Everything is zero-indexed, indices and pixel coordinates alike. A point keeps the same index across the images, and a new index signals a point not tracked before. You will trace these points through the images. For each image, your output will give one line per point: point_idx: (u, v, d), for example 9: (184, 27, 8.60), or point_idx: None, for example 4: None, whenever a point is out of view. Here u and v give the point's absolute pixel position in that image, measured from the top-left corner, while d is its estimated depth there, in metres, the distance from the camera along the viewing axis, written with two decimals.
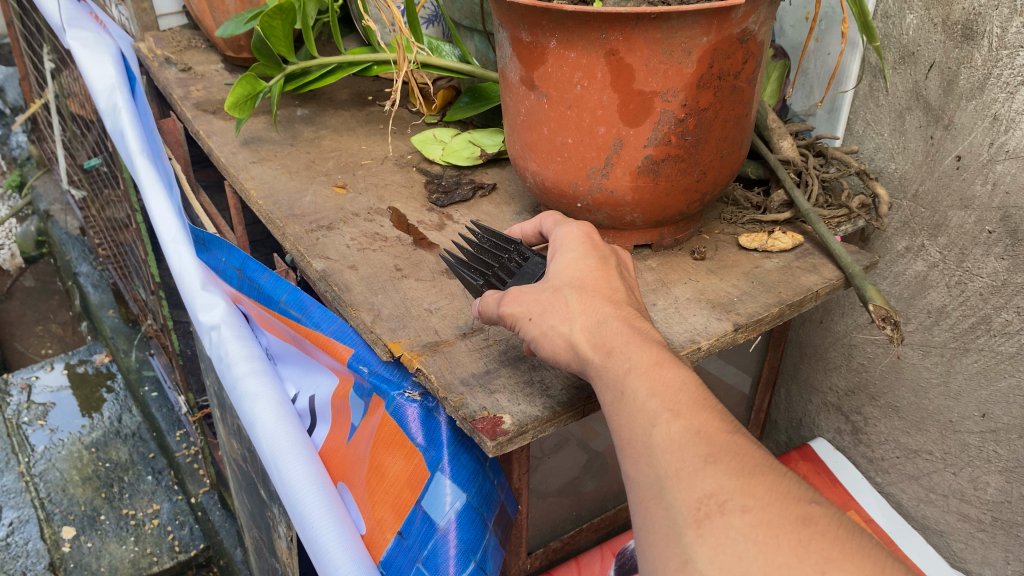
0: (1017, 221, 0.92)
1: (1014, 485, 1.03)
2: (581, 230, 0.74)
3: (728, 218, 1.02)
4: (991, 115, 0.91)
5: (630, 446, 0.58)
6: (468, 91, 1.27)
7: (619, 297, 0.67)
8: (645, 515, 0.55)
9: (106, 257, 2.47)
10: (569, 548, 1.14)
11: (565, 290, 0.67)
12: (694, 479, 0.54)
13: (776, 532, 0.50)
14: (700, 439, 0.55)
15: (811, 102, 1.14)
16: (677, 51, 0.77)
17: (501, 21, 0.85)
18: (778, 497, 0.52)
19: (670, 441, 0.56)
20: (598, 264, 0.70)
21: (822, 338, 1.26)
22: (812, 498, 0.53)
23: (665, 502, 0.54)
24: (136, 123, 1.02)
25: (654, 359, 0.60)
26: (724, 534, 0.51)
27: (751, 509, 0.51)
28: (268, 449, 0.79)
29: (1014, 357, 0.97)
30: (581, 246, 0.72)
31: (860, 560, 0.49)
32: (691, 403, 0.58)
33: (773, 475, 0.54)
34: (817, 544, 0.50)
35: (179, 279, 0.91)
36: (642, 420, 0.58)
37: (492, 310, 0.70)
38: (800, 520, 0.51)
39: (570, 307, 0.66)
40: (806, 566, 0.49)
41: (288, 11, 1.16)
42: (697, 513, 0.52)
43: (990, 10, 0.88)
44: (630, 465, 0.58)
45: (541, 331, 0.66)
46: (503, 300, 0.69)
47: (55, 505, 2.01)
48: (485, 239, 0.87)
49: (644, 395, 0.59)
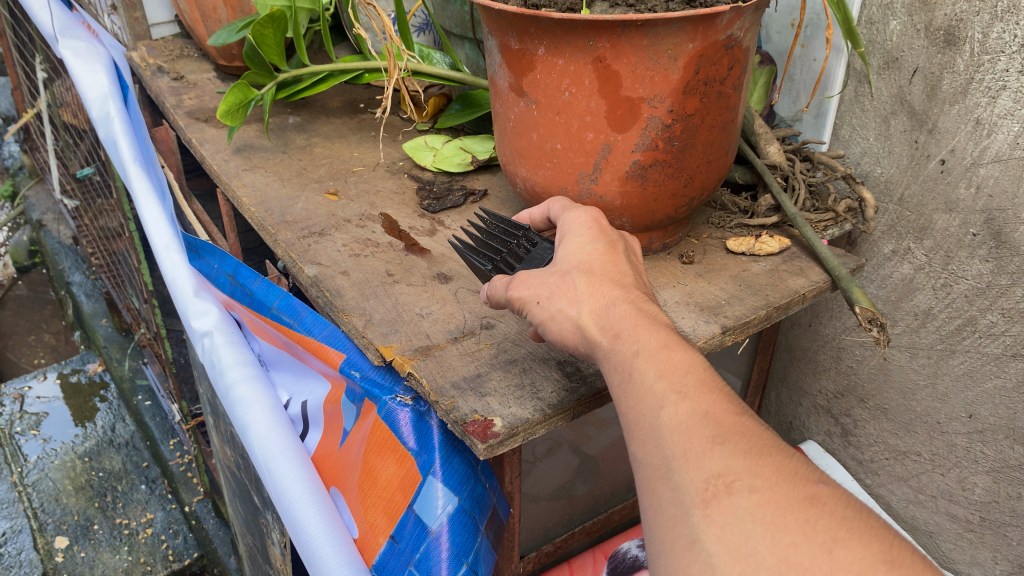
0: (1000, 223, 0.93)
1: (1002, 485, 1.04)
2: (589, 215, 0.74)
3: (716, 222, 1.03)
4: (973, 119, 0.92)
5: (637, 428, 0.58)
6: (459, 99, 1.28)
7: (627, 280, 0.68)
8: (652, 497, 0.55)
9: (99, 267, 2.47)
10: (561, 552, 1.13)
11: (573, 273, 0.67)
12: (702, 460, 0.53)
13: (783, 512, 0.50)
14: (708, 421, 0.55)
15: (798, 107, 1.15)
16: (664, 58, 0.78)
17: (490, 28, 0.86)
18: (786, 477, 0.52)
19: (678, 422, 0.56)
20: (606, 249, 0.70)
21: (811, 341, 1.27)
22: (819, 479, 0.53)
23: (673, 482, 0.54)
24: (129, 132, 1.03)
25: (662, 342, 0.61)
26: (732, 514, 0.50)
27: (759, 489, 0.51)
28: (260, 454, 0.79)
29: (1000, 358, 0.99)
30: (589, 231, 0.72)
31: (868, 540, 0.49)
32: (698, 385, 0.58)
33: (781, 456, 0.54)
34: (824, 523, 0.49)
35: (172, 286, 0.91)
36: (649, 402, 0.58)
37: (501, 294, 0.70)
38: (807, 500, 0.51)
39: (578, 291, 0.66)
40: (814, 545, 0.48)
41: (280, 20, 1.17)
42: (704, 493, 0.52)
43: (972, 16, 0.89)
44: (637, 447, 0.57)
45: (550, 314, 0.66)
46: (511, 284, 0.70)
47: (48, 514, 2.00)
48: (494, 225, 0.89)
49: (652, 375, 0.59)
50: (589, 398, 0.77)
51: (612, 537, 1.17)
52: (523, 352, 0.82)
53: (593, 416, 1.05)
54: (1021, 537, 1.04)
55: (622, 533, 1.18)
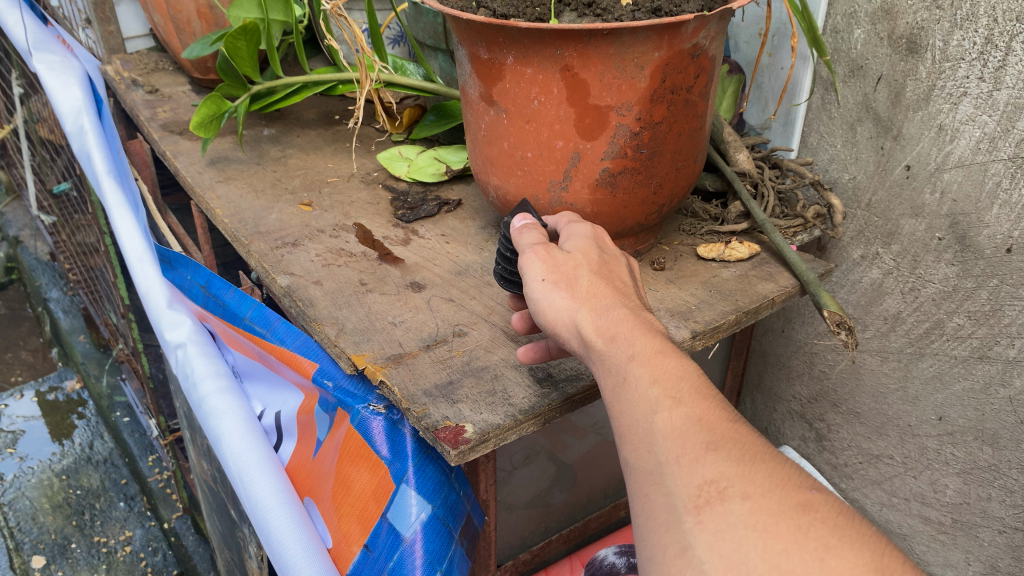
0: (965, 227, 0.95)
1: (972, 487, 1.05)
2: (594, 227, 0.73)
3: (687, 229, 1.05)
4: (936, 125, 0.94)
5: (630, 433, 0.57)
6: (433, 109, 1.29)
7: (628, 289, 0.66)
8: (645, 502, 0.54)
9: (76, 282, 2.46)
10: (539, 560, 1.13)
11: (583, 270, 0.66)
12: (695, 466, 0.53)
13: (775, 518, 0.49)
14: (702, 427, 0.55)
15: (766, 115, 1.18)
16: (630, 66, 0.79)
17: (460, 38, 0.87)
18: (778, 484, 0.52)
19: (671, 428, 0.55)
20: (609, 257, 0.69)
21: (785, 346, 1.29)
22: (813, 486, 0.52)
23: (666, 488, 0.53)
24: (102, 145, 1.02)
25: (657, 347, 0.60)
26: (724, 521, 0.50)
27: (751, 496, 0.51)
28: (235, 465, 0.79)
29: (967, 360, 1.00)
30: (589, 240, 0.70)
31: (859, 548, 0.48)
32: (693, 392, 0.57)
33: (774, 463, 0.53)
34: (816, 531, 0.49)
35: (145, 298, 0.91)
36: (643, 408, 0.57)
37: (525, 244, 0.70)
38: (799, 507, 0.50)
39: (583, 286, 0.65)
40: (806, 553, 0.48)
41: (252, 32, 1.17)
42: (697, 500, 0.52)
43: (932, 24, 0.91)
44: (630, 452, 0.57)
45: (550, 297, 0.65)
46: (529, 249, 0.68)
47: (25, 534, 1.98)
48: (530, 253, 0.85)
49: (646, 381, 0.58)
50: (560, 403, 0.77)
51: (589, 547, 1.17)
52: (495, 358, 0.83)
53: (568, 424, 1.06)
54: (991, 538, 1.06)
55: (599, 540, 1.19)
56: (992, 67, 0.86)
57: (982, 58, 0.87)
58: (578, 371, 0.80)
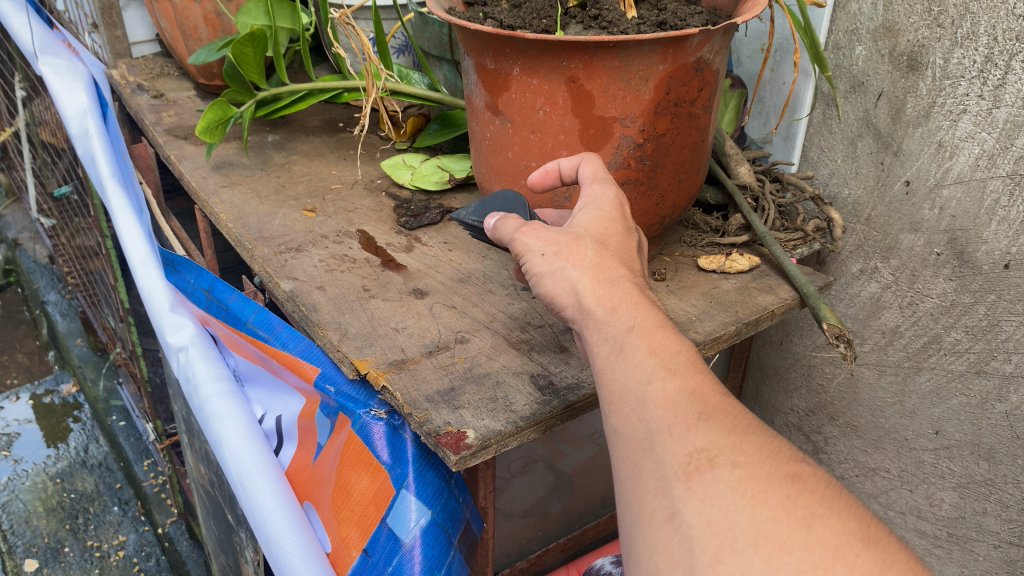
0: (963, 243, 0.96)
1: (968, 501, 1.07)
2: (616, 195, 0.70)
3: (688, 241, 1.05)
4: (936, 141, 0.95)
5: (620, 401, 0.57)
6: (436, 119, 1.30)
7: (634, 265, 0.65)
8: (633, 469, 0.54)
9: (75, 286, 2.46)
10: (535, 569, 1.13)
11: (587, 239, 0.65)
12: (686, 435, 0.53)
13: (765, 487, 0.50)
14: (695, 399, 0.55)
15: (767, 130, 1.20)
16: (635, 79, 0.80)
17: (467, 48, 0.88)
18: (768, 455, 0.52)
19: (664, 398, 0.55)
20: (622, 229, 0.67)
21: (783, 359, 1.30)
22: (802, 459, 0.53)
23: (655, 455, 0.53)
24: (108, 148, 1.03)
25: (657, 322, 0.60)
26: (713, 487, 0.50)
27: (741, 465, 0.51)
28: (234, 469, 0.79)
29: (964, 375, 1.01)
30: (612, 210, 0.68)
31: (846, 518, 0.48)
32: (688, 364, 0.57)
33: (764, 436, 0.54)
34: (804, 499, 0.49)
35: (148, 302, 0.92)
36: (637, 376, 0.57)
37: (509, 233, 0.67)
38: (788, 477, 0.50)
39: (586, 257, 0.63)
40: (794, 520, 0.48)
41: (260, 39, 1.18)
42: (687, 467, 0.52)
43: (933, 42, 0.92)
44: (618, 420, 0.56)
45: (551, 270, 0.63)
46: (522, 227, 0.66)
47: (18, 536, 1.97)
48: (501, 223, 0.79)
49: (643, 352, 0.58)
50: (562, 410, 0.77)
51: (585, 555, 1.17)
52: (497, 365, 0.84)
53: (567, 433, 1.06)
54: (987, 552, 1.07)
55: (595, 550, 1.20)
56: (992, 85, 0.88)
57: (981, 76, 0.88)
58: (578, 380, 0.81)
